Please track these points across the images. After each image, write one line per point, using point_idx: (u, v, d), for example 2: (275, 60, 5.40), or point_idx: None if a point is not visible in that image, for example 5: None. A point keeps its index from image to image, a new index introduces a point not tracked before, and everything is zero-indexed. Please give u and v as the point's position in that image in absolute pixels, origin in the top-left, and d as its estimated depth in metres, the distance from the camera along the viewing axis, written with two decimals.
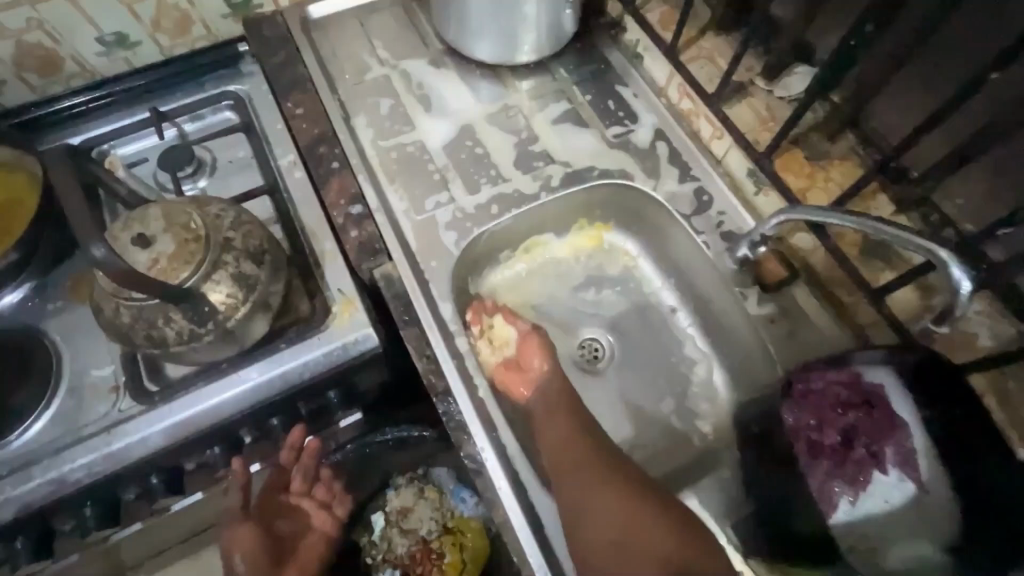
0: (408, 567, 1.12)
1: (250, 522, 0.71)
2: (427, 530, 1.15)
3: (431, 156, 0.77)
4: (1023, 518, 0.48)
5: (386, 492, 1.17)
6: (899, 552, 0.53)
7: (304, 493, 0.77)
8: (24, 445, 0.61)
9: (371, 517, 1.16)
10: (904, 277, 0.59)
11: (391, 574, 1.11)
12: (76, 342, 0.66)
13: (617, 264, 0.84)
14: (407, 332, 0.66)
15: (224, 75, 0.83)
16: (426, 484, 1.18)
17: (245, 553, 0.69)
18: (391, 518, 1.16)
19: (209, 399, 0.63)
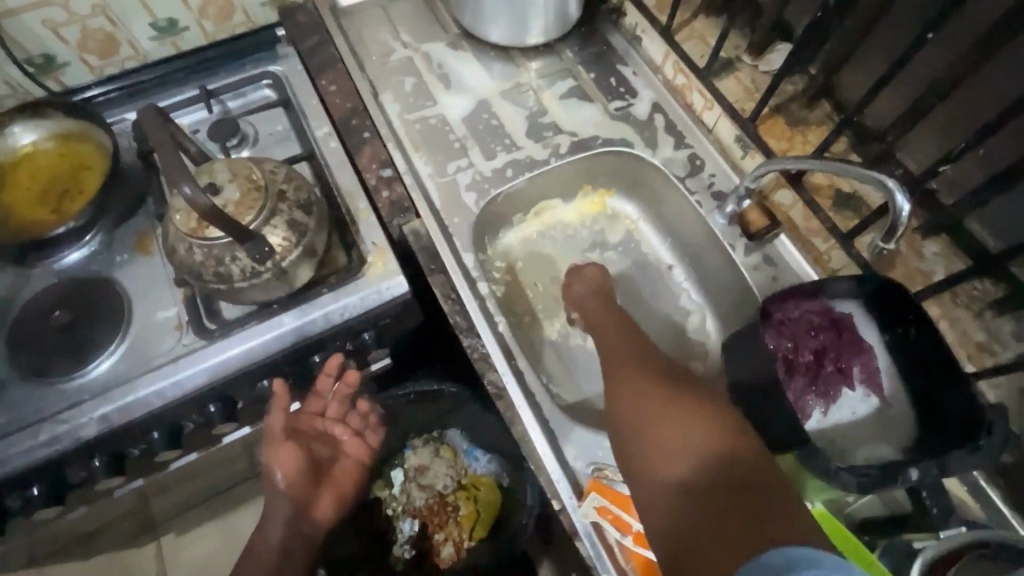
0: (426, 518, 1.22)
1: (291, 442, 0.78)
2: (444, 485, 1.23)
3: (452, 127, 0.86)
4: (963, 413, 0.56)
5: (403, 452, 1.24)
6: (865, 452, 0.62)
7: (339, 420, 0.85)
8: (101, 374, 0.69)
9: (391, 473, 1.24)
10: (869, 220, 0.68)
11: (410, 523, 1.21)
12: (142, 289, 0.74)
13: (618, 227, 0.92)
14: (435, 279, 0.75)
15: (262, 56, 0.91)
16: (441, 443, 1.25)
17: (286, 471, 0.78)
18: (409, 474, 1.24)
19: (262, 336, 0.72)
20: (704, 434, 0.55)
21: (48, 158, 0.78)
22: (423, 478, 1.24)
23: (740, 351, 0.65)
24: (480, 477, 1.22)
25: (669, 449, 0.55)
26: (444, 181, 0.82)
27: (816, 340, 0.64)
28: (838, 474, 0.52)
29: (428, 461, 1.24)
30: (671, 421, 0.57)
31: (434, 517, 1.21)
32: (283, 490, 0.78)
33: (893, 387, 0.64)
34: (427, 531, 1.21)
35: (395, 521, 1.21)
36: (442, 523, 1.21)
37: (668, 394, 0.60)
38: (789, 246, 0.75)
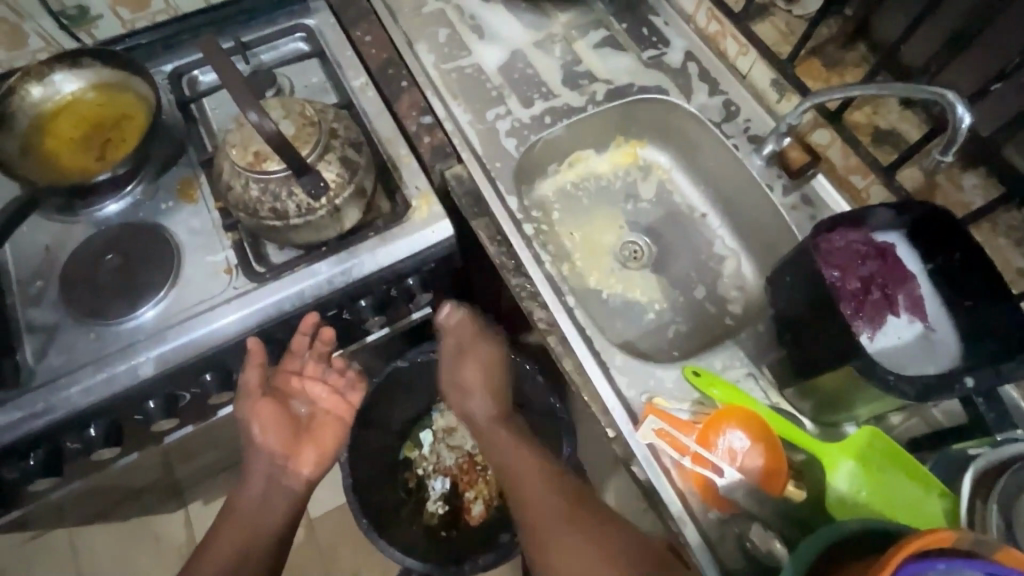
0: (456, 477, 1.24)
1: (268, 400, 0.78)
2: (473, 445, 1.25)
3: (488, 76, 0.86)
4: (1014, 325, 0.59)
5: (431, 414, 1.25)
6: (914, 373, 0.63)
7: (316, 378, 0.83)
8: (154, 317, 0.70)
9: (419, 435, 1.25)
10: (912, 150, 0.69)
11: (441, 482, 1.23)
12: (188, 235, 0.75)
13: (651, 178, 0.93)
14: (480, 222, 0.76)
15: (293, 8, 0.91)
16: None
17: (264, 427, 0.79)
18: (439, 434, 1.25)
19: (312, 278, 0.73)
20: (563, 548, 0.67)
21: (89, 108, 0.78)
22: (452, 438, 1.25)
23: (786, 281, 0.66)
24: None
25: (556, 560, 0.67)
26: (483, 129, 0.82)
27: (861, 270, 0.65)
28: (899, 385, 0.54)
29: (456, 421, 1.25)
30: (564, 547, 0.67)
31: (464, 475, 1.23)
32: (260, 443, 0.79)
33: (936, 313, 0.65)
34: (457, 489, 1.23)
35: (426, 480, 1.23)
36: (472, 481, 1.23)
37: (567, 543, 0.67)
38: (827, 185, 0.77)
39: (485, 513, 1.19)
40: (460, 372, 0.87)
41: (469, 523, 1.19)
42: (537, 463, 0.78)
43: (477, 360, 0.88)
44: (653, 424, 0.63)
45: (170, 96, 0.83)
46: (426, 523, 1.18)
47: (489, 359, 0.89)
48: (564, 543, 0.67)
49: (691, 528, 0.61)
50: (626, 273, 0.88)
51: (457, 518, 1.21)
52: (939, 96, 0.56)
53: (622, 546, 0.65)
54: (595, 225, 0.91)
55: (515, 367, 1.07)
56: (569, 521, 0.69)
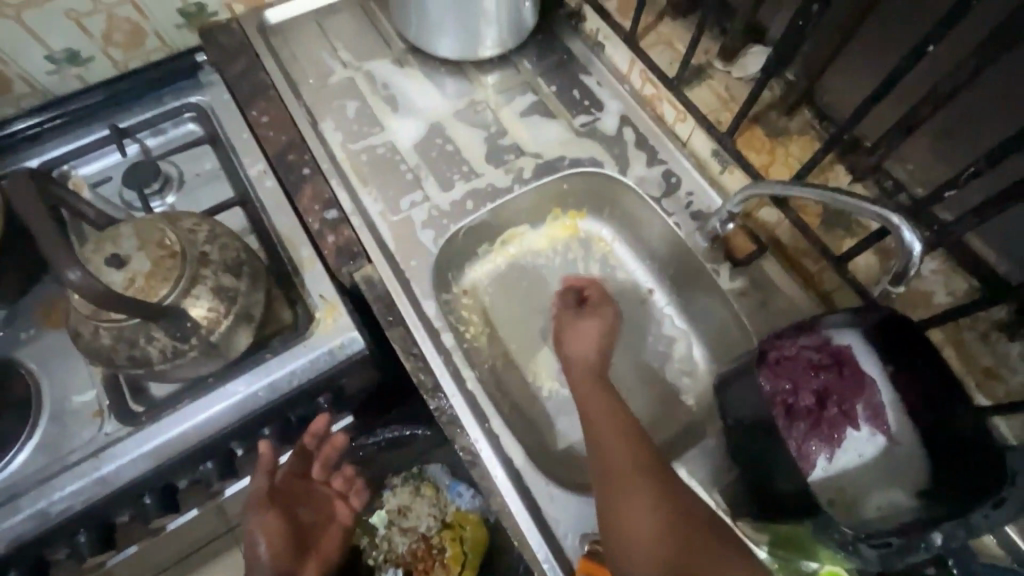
0: (411, 565, 1.13)
1: (275, 511, 0.68)
2: (427, 527, 1.15)
3: (402, 156, 0.77)
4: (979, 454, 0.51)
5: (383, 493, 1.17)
6: (876, 500, 0.57)
7: (324, 481, 0.76)
8: (10, 475, 0.61)
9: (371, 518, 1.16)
10: (864, 243, 0.62)
11: (393, 573, 1.12)
12: (56, 370, 0.65)
13: (592, 251, 0.85)
14: (393, 332, 0.67)
15: (180, 84, 0.80)
16: (421, 483, 1.17)
17: (270, 536, 0.67)
18: (391, 518, 1.16)
19: (197, 416, 0.62)
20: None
21: None
22: (404, 520, 1.15)
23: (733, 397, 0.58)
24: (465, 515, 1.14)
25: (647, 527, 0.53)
26: (397, 219, 0.73)
27: (815, 386, 0.59)
28: (856, 546, 0.49)
29: (408, 501, 1.16)
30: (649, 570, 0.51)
31: (419, 563, 1.12)
32: (266, 562, 0.66)
33: (901, 428, 0.58)
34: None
35: (378, 569, 1.13)
36: (428, 569, 1.11)
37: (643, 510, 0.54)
38: (777, 269, 0.70)
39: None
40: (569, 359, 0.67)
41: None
42: (614, 405, 0.61)
43: (594, 325, 0.67)
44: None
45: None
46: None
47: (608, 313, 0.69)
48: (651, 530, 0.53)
49: None
50: None
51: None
52: (882, 217, 0.53)
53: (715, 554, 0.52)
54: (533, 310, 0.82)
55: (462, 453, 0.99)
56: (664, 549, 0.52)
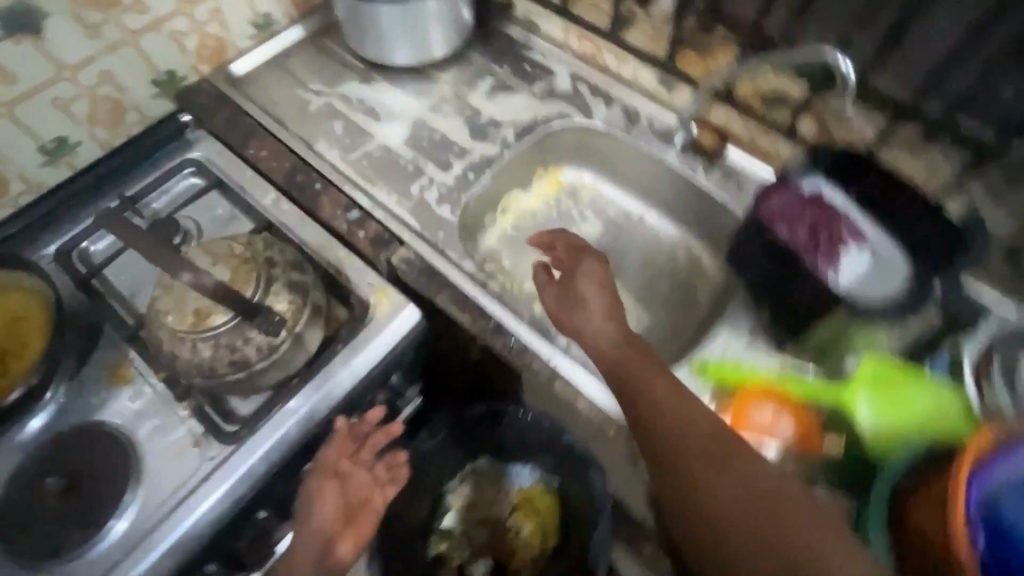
0: (497, 550, 1.16)
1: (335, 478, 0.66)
2: (499, 511, 1.18)
3: (398, 153, 0.85)
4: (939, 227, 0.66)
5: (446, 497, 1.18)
6: (885, 295, 0.65)
7: (372, 459, 0.68)
8: (126, 526, 0.61)
9: (442, 523, 1.17)
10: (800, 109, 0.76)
11: (483, 564, 1.15)
12: (140, 420, 0.67)
13: (581, 198, 0.96)
14: (445, 295, 0.74)
15: (173, 146, 0.85)
16: (478, 476, 1.19)
17: (322, 507, 0.64)
18: (462, 515, 1.18)
19: (294, 416, 0.66)
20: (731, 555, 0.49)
21: None
22: (475, 513, 1.18)
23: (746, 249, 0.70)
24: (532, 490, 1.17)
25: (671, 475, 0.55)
26: (413, 205, 0.80)
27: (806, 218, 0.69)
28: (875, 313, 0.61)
29: (472, 495, 1.18)
30: (731, 522, 0.50)
31: (504, 546, 1.15)
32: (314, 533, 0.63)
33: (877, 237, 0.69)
34: (503, 562, 1.15)
35: (467, 566, 1.15)
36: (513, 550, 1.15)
37: (722, 478, 0.53)
38: (740, 156, 0.83)
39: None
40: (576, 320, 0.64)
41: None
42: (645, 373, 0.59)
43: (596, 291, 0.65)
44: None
45: (64, 279, 0.74)
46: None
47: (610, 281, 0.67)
48: (737, 500, 0.51)
49: None
50: None
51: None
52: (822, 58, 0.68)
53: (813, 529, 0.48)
54: None
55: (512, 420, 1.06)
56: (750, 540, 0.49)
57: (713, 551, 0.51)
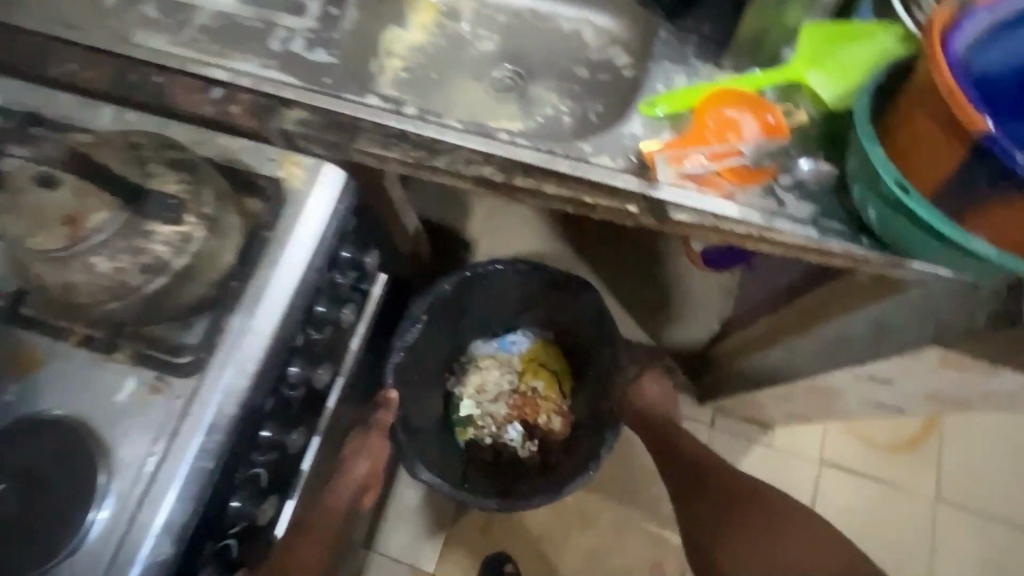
0: (523, 415, 1.17)
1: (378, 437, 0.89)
2: (510, 381, 1.19)
3: (237, 12, 0.70)
4: None
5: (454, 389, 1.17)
6: None
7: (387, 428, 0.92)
8: (116, 495, 0.53)
9: (460, 415, 1.16)
10: None
11: (515, 430, 1.15)
12: (75, 392, 0.56)
13: (464, 15, 0.86)
14: (362, 139, 0.65)
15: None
16: (477, 361, 1.19)
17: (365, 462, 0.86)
18: (476, 399, 1.17)
19: (254, 317, 0.57)
20: (734, 524, 0.87)
21: None
22: (488, 392, 1.18)
23: None
24: (531, 349, 1.20)
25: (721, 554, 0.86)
26: (283, 63, 0.68)
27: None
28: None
29: (479, 378, 1.18)
30: (759, 535, 0.84)
31: (528, 407, 1.17)
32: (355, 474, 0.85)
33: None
34: (532, 422, 1.17)
35: (500, 440, 1.15)
36: (536, 406, 1.17)
37: (760, 509, 0.87)
38: None
39: (570, 417, 1.15)
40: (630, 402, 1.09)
41: (566, 436, 1.14)
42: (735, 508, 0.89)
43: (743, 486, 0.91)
44: (659, 153, 0.60)
45: None
46: (534, 470, 1.11)
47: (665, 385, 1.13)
48: (734, 508, 0.89)
49: (754, 212, 0.59)
50: (519, 103, 0.82)
51: (553, 442, 1.14)
52: None
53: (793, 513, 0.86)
54: (456, 87, 0.83)
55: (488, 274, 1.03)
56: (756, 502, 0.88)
57: (700, 532, 0.90)
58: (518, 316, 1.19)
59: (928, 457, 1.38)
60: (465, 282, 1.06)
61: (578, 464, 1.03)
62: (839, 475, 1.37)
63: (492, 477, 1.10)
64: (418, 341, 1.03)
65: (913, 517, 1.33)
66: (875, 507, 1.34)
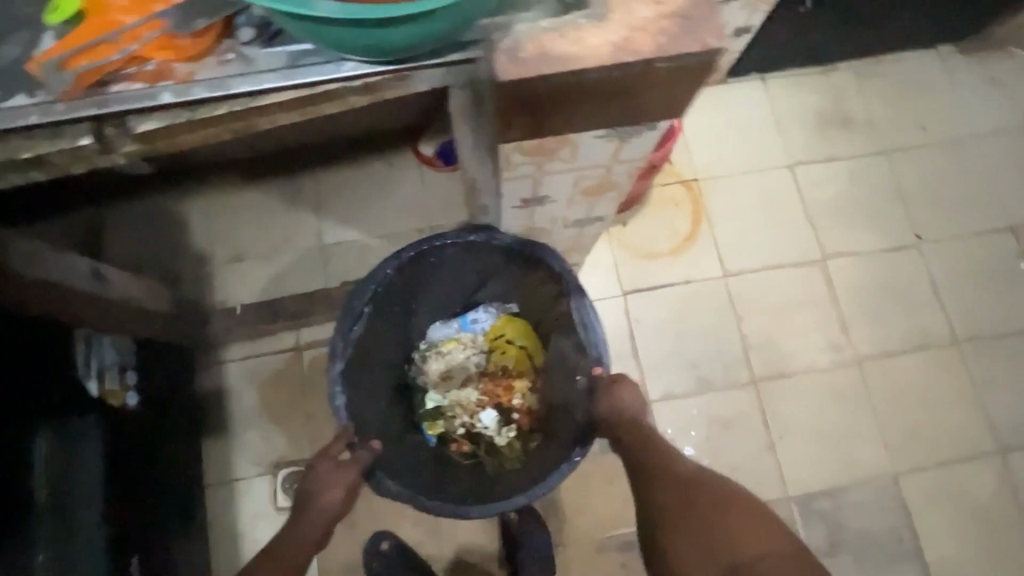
0: (494, 400, 1.11)
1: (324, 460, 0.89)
2: (478, 363, 1.13)
3: None
4: None
5: (415, 378, 1.10)
6: None
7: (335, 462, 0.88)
8: None
9: (428, 404, 1.10)
10: None
11: (489, 418, 1.09)
12: None
13: None
14: None
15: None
16: (438, 345, 1.12)
17: (329, 493, 0.86)
18: (443, 387, 1.11)
19: None
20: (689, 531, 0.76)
21: None
22: (456, 378, 1.12)
23: None
24: (494, 326, 1.11)
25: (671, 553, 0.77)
26: None
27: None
28: None
29: (443, 363, 1.11)
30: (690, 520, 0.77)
31: (499, 391, 1.11)
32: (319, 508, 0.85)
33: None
34: (504, 406, 1.10)
35: (474, 429, 1.08)
36: (506, 389, 1.11)
37: (685, 486, 0.80)
38: None
39: (542, 395, 1.07)
40: (595, 404, 0.90)
41: (540, 415, 1.07)
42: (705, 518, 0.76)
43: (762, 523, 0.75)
44: (58, 54, 0.55)
45: None
46: (512, 456, 1.04)
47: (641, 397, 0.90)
48: (668, 487, 0.80)
49: (212, 82, 0.55)
50: None
51: (529, 423, 1.07)
52: None
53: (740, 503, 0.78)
54: None
55: (109, 288, 1.00)
56: (689, 502, 0.78)
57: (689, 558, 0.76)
58: (477, 294, 1.08)
59: (706, 244, 1.46)
60: (410, 262, 0.94)
61: (547, 462, 0.94)
62: (641, 297, 1.42)
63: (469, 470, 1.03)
64: (364, 339, 0.94)
65: (713, 303, 1.43)
66: (681, 309, 1.42)
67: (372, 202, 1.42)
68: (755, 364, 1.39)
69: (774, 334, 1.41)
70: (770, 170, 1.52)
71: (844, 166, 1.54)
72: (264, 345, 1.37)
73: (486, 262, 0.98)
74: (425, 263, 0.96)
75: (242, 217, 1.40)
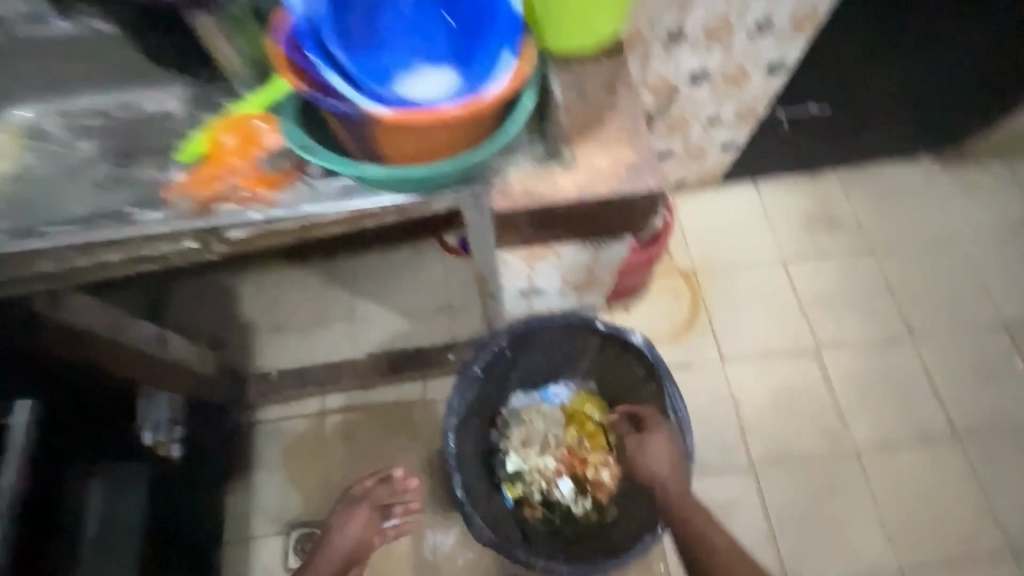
0: (571, 470, 1.17)
1: None
2: (556, 434, 1.20)
3: None
4: None
5: (499, 442, 1.19)
6: None
7: None
8: None
9: (507, 467, 1.17)
10: None
11: (563, 485, 1.16)
12: None
13: (40, 130, 0.86)
14: None
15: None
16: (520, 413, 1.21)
17: None
18: (524, 453, 1.18)
19: None
20: None
21: None
22: (536, 445, 1.19)
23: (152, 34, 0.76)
24: (574, 400, 1.21)
25: None
26: None
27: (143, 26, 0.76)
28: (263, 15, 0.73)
29: (524, 431, 1.19)
30: None
31: (576, 462, 1.17)
32: None
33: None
34: (579, 477, 1.17)
35: (550, 496, 1.15)
36: (582, 460, 1.18)
37: None
38: None
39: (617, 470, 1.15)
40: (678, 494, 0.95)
41: (615, 491, 1.15)
42: None
43: None
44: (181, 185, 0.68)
45: None
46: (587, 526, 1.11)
47: (670, 438, 1.00)
48: None
49: (295, 203, 0.67)
50: None
51: (603, 496, 1.14)
52: None
53: (721, 537, 0.90)
54: None
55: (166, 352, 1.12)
56: (687, 545, 0.90)
57: None
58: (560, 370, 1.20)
59: (704, 331, 1.57)
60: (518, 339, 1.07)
61: (628, 536, 1.02)
62: None
63: (545, 534, 1.11)
64: (473, 400, 1.07)
65: (711, 388, 1.50)
66: None
67: (402, 282, 1.60)
68: (753, 449, 1.44)
69: (771, 420, 1.47)
70: (765, 266, 1.65)
71: (836, 265, 1.66)
72: (292, 408, 1.50)
73: (581, 344, 1.11)
74: (528, 342, 1.09)
75: (285, 293, 1.60)
